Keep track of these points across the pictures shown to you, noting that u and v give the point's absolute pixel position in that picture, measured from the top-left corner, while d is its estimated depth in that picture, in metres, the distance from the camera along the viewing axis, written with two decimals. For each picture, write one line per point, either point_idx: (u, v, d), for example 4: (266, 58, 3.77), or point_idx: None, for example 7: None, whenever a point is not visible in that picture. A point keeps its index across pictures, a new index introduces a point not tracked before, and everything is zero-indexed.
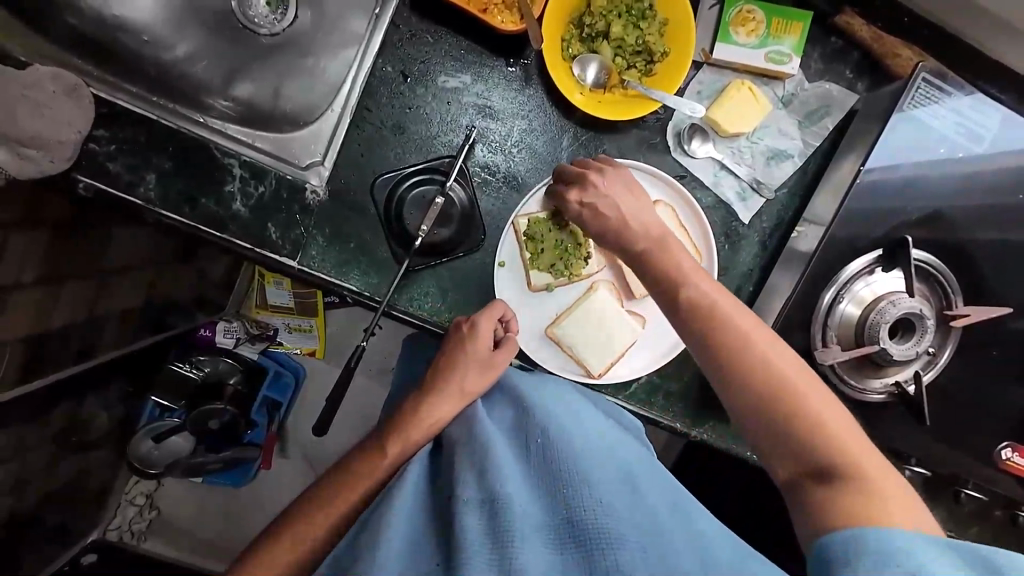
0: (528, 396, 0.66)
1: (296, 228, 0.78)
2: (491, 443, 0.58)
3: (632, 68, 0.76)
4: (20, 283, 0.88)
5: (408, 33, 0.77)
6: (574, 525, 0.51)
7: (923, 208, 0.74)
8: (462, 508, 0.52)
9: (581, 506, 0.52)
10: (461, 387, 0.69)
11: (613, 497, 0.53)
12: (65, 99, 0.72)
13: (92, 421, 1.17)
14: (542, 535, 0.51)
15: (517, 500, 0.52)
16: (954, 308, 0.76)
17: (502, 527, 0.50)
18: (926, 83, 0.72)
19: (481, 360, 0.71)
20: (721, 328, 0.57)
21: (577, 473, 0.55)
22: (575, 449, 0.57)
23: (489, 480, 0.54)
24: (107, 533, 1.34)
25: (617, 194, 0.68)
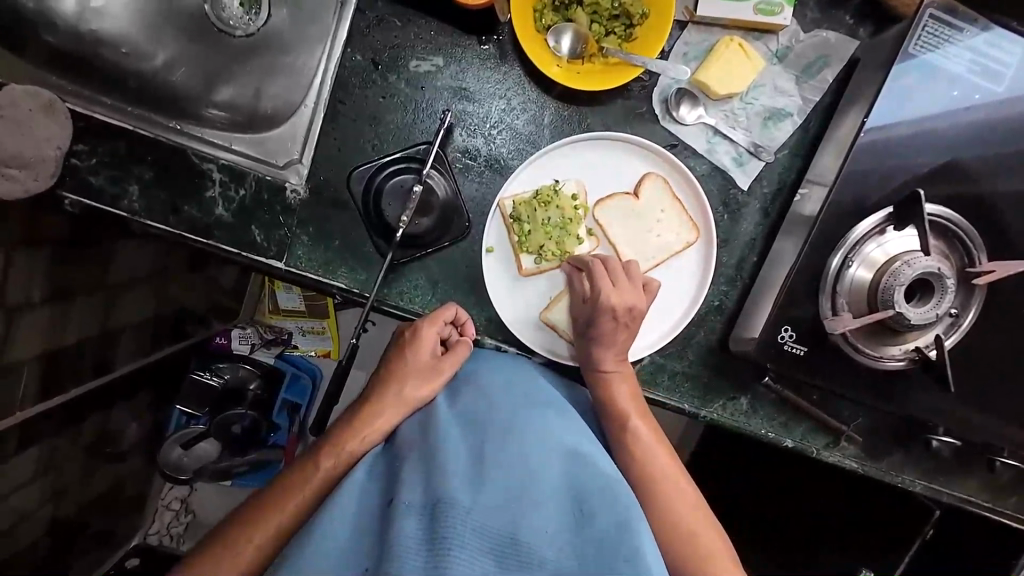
0: (486, 402, 0.64)
1: (280, 229, 0.77)
2: (444, 448, 0.55)
3: (610, 35, 0.72)
4: (29, 303, 0.91)
5: (375, 19, 0.75)
6: (516, 538, 0.48)
7: (937, 159, 0.68)
8: (402, 512, 0.49)
9: (525, 519, 0.49)
10: (404, 397, 0.68)
11: (557, 520, 0.51)
12: (42, 115, 0.72)
13: (121, 432, 1.21)
14: (479, 542, 0.47)
15: (461, 502, 0.48)
16: (978, 265, 0.70)
17: (440, 532, 0.46)
18: (934, 21, 0.65)
19: (426, 366, 0.70)
20: (643, 447, 0.70)
21: (527, 484, 0.52)
22: (529, 460, 0.55)
23: (436, 483, 0.50)
24: (148, 537, 1.37)
25: (626, 290, 0.72)
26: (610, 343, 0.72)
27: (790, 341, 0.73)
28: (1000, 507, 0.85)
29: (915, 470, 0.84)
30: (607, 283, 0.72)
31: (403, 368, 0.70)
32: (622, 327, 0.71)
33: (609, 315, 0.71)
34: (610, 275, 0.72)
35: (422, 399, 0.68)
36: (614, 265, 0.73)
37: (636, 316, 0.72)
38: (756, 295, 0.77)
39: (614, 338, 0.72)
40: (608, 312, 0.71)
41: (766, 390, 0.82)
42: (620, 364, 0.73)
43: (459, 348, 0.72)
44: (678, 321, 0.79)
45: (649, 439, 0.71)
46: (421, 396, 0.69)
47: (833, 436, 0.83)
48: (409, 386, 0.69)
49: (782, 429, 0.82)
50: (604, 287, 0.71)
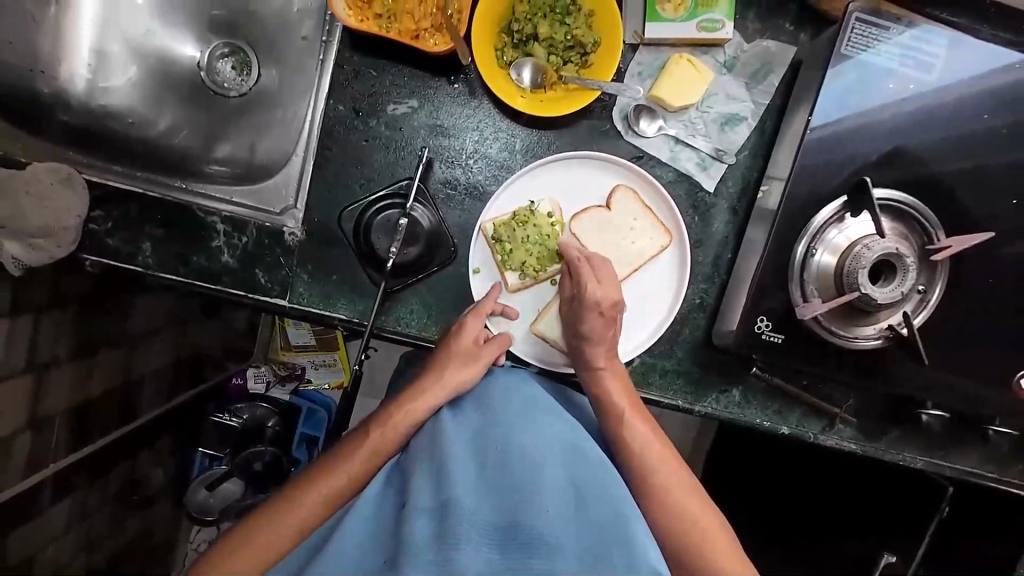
0: (489, 411, 0.68)
1: (282, 270, 0.84)
2: (451, 454, 0.60)
3: (568, 63, 0.78)
4: (57, 359, 0.98)
5: (352, 71, 0.82)
6: (517, 530, 0.52)
7: (883, 147, 0.73)
8: (415, 514, 0.55)
9: (526, 510, 0.54)
10: (446, 382, 0.73)
11: (558, 508, 0.55)
12: (62, 189, 0.79)
13: (148, 476, 1.27)
14: (484, 536, 0.52)
15: (466, 502, 0.54)
16: (937, 242, 0.74)
17: (447, 528, 0.52)
18: (861, 23, 0.71)
19: (466, 355, 0.75)
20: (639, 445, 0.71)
21: (528, 479, 0.57)
22: (530, 458, 0.60)
23: (444, 486, 0.56)
24: None
25: (611, 287, 0.76)
26: (601, 338, 0.75)
27: (768, 331, 0.77)
28: (1003, 476, 0.86)
29: (913, 446, 0.86)
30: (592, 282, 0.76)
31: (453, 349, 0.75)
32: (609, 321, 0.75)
33: (598, 311, 0.75)
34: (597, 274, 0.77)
35: (464, 382, 0.74)
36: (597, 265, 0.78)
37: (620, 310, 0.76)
38: (732, 289, 0.81)
39: (604, 333, 0.75)
40: (597, 308, 0.75)
41: (755, 379, 0.85)
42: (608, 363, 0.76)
43: (497, 339, 0.79)
44: (660, 321, 0.83)
45: (645, 432, 0.72)
46: (463, 381, 0.74)
47: (826, 419, 0.85)
48: (454, 368, 0.74)
49: (776, 416, 0.85)
50: (590, 284, 0.76)
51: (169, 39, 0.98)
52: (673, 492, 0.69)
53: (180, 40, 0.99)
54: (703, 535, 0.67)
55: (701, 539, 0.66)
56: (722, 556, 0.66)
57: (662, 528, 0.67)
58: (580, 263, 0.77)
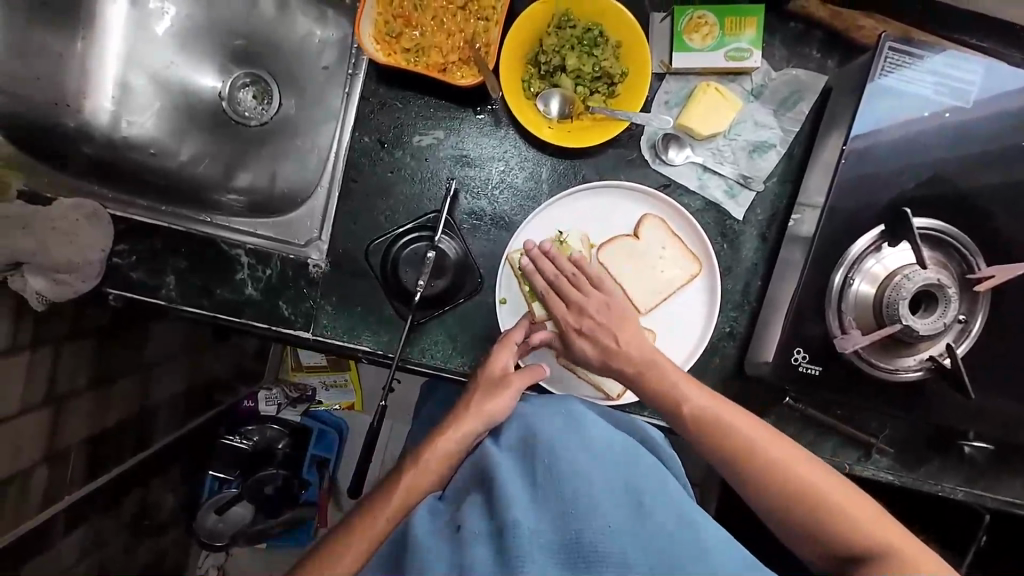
0: (532, 423, 0.66)
1: (306, 302, 0.83)
2: (499, 473, 0.59)
3: (595, 94, 0.78)
4: (75, 390, 0.97)
5: (378, 102, 0.81)
6: (581, 547, 0.52)
7: (918, 175, 0.72)
8: (471, 538, 0.55)
9: (586, 525, 0.53)
10: (482, 409, 0.72)
11: (620, 518, 0.54)
12: (87, 224, 0.79)
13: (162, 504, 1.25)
14: (548, 556, 0.53)
15: (524, 523, 0.53)
16: (977, 271, 0.72)
17: (510, 551, 0.52)
18: (894, 51, 0.70)
19: (495, 384, 0.74)
20: (708, 416, 0.69)
21: (583, 492, 0.55)
22: (582, 469, 0.58)
23: (498, 508, 0.56)
24: None
25: (583, 304, 0.76)
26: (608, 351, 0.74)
27: (804, 363, 0.75)
28: None
29: (954, 476, 0.82)
30: (559, 307, 0.77)
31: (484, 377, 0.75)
32: (604, 327, 0.75)
33: (573, 331, 0.76)
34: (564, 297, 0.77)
35: (498, 411, 0.72)
36: (568, 284, 0.76)
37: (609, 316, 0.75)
38: (764, 318, 0.80)
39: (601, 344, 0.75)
40: (570, 327, 0.76)
41: (789, 409, 0.82)
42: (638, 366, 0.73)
43: (532, 367, 0.77)
44: (690, 353, 0.82)
45: (702, 399, 0.70)
46: (496, 408, 0.72)
47: (863, 449, 0.82)
48: (482, 398, 0.73)
49: (811, 447, 0.82)
50: (557, 309, 0.77)
51: (190, 70, 0.98)
52: (799, 477, 0.66)
53: (202, 71, 0.99)
54: (850, 514, 0.64)
55: (848, 519, 0.63)
56: (880, 530, 0.63)
57: (809, 516, 0.65)
58: (549, 289, 0.77)
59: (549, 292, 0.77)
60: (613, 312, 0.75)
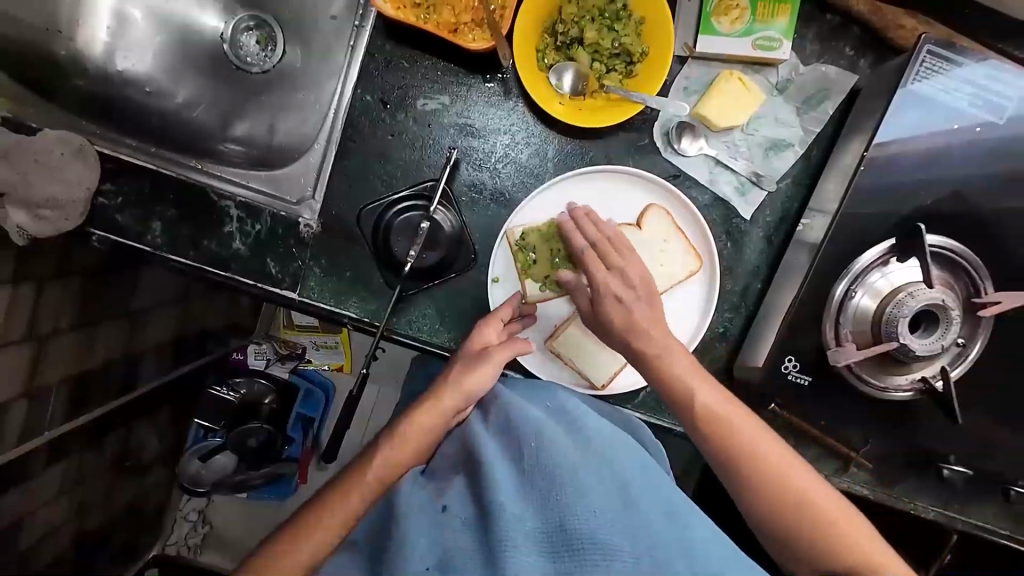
0: (518, 408, 0.65)
1: (294, 262, 0.81)
2: (485, 456, 0.60)
3: (611, 72, 0.74)
4: (58, 330, 0.96)
5: (384, 60, 0.77)
6: (568, 534, 0.52)
7: (937, 190, 0.69)
8: (456, 524, 0.56)
9: (572, 513, 0.53)
10: (462, 384, 0.72)
11: (606, 508, 0.53)
12: (74, 159, 0.76)
13: (142, 447, 1.26)
14: (535, 543, 0.53)
15: (509, 509, 0.53)
16: (983, 295, 0.70)
17: (494, 539, 0.52)
18: (932, 56, 0.66)
19: (472, 356, 0.73)
20: (672, 369, 0.69)
21: (568, 480, 0.55)
22: (568, 457, 0.58)
23: (482, 493, 0.56)
24: (167, 547, 1.40)
25: (625, 267, 0.72)
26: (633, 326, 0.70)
27: (795, 372, 0.74)
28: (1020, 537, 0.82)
29: (929, 496, 0.81)
30: (599, 270, 0.72)
31: (470, 348, 0.74)
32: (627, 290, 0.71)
33: (612, 296, 0.71)
34: (605, 260, 0.72)
35: (476, 385, 0.71)
36: (607, 250, 0.73)
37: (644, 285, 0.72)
38: (760, 323, 0.78)
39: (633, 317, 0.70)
40: (609, 293, 0.71)
41: (772, 416, 0.81)
42: (660, 345, 0.69)
43: (519, 341, 0.75)
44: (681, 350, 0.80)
45: (671, 346, 0.70)
46: (475, 385, 0.72)
47: (841, 462, 0.82)
48: (460, 368, 0.73)
49: None
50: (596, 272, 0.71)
51: (194, 8, 0.94)
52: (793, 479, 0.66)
53: (204, 10, 0.95)
54: (830, 519, 0.65)
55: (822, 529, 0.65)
56: (853, 536, 0.64)
57: (769, 503, 0.66)
58: (588, 251, 0.73)
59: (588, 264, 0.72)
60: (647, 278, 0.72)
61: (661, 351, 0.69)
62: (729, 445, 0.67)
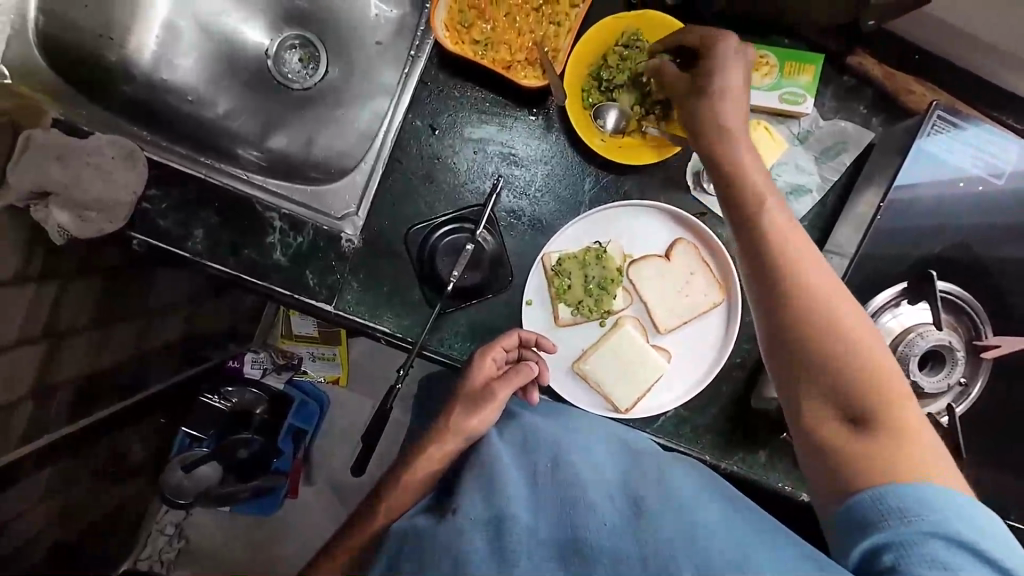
0: (534, 427, 0.69)
1: (332, 275, 0.82)
2: (501, 466, 0.62)
3: (650, 115, 0.79)
4: (76, 328, 0.94)
5: (436, 88, 0.81)
6: (586, 547, 0.54)
7: (944, 240, 0.76)
8: (468, 527, 0.56)
9: (585, 523, 0.55)
10: (465, 425, 0.74)
11: (620, 520, 0.55)
12: (123, 163, 0.78)
13: (127, 454, 1.19)
14: (545, 553, 0.54)
15: (523, 519, 0.56)
16: (984, 339, 0.76)
17: (507, 545, 0.54)
18: (942, 120, 0.73)
19: (472, 397, 0.76)
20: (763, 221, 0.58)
21: (582, 491, 0.58)
22: (582, 473, 0.60)
23: (498, 502, 0.57)
24: (138, 562, 1.36)
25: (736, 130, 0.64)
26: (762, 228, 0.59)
27: None
28: None
29: None
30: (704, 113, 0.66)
31: (472, 391, 0.76)
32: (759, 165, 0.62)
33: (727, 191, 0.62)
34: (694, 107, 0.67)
35: (477, 425, 0.74)
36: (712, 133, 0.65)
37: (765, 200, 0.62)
38: None
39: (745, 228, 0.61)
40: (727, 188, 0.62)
41: (783, 443, 0.86)
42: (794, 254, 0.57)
43: (520, 371, 0.77)
44: (702, 378, 0.84)
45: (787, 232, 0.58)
46: (478, 424, 0.74)
47: None
48: (462, 410, 0.75)
49: (797, 483, 0.86)
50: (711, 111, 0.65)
51: (242, 24, 0.97)
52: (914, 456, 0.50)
53: (251, 26, 0.98)
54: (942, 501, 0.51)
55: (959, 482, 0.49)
56: None
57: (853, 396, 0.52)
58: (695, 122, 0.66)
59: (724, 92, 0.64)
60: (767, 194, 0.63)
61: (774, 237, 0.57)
62: (813, 319, 0.54)
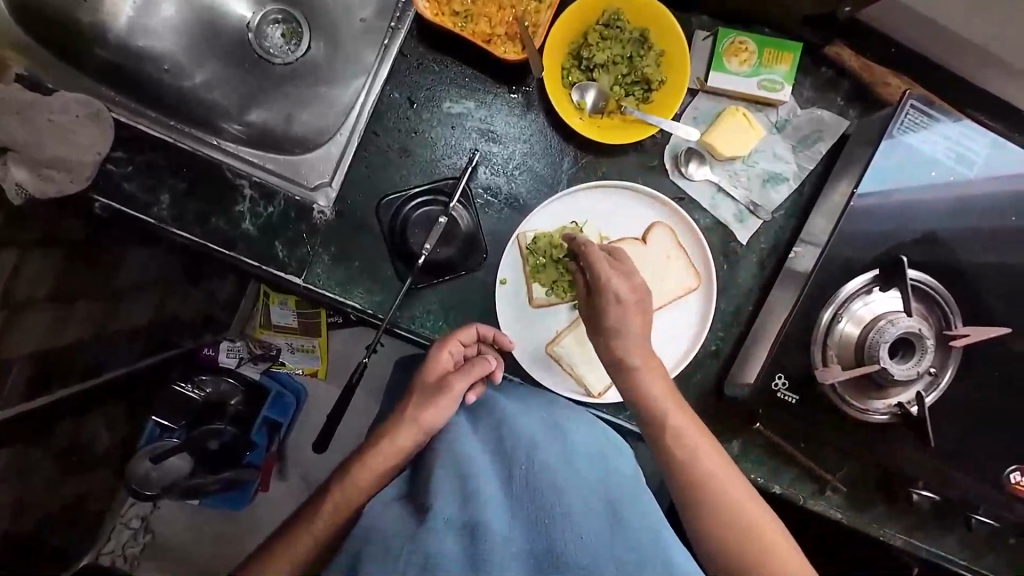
0: (511, 422, 0.71)
1: (303, 247, 0.80)
2: (478, 472, 0.64)
3: (630, 96, 0.79)
4: (32, 300, 0.90)
5: (415, 61, 0.81)
6: (549, 553, 0.60)
7: (917, 230, 0.76)
8: (443, 527, 0.59)
9: (557, 537, 0.61)
10: (421, 416, 0.73)
11: (591, 531, 0.61)
12: (89, 123, 0.75)
13: (91, 442, 1.13)
14: (517, 560, 0.60)
15: (498, 529, 0.60)
16: (954, 328, 0.77)
17: (481, 551, 0.58)
18: (915, 109, 0.74)
19: (428, 387, 0.75)
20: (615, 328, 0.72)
21: (559, 504, 0.63)
22: (557, 481, 0.64)
23: (474, 508, 0.61)
24: (100, 556, 1.26)
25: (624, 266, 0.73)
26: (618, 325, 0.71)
27: (783, 389, 0.78)
28: (975, 566, 0.87)
29: (895, 523, 0.86)
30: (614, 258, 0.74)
31: (430, 382, 0.75)
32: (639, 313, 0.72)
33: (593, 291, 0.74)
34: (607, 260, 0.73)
35: (433, 417, 0.73)
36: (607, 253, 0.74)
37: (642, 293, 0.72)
38: (751, 341, 0.83)
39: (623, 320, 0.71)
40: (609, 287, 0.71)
41: (756, 434, 0.85)
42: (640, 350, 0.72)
43: (476, 365, 0.75)
44: (676, 364, 0.83)
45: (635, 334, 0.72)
46: (434, 417, 0.73)
47: (818, 485, 0.85)
48: (419, 399, 0.74)
49: (770, 475, 0.85)
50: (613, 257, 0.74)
51: None
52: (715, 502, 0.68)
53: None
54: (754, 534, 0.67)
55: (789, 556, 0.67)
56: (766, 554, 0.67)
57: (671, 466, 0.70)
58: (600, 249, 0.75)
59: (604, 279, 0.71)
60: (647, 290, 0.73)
61: (615, 327, 0.71)
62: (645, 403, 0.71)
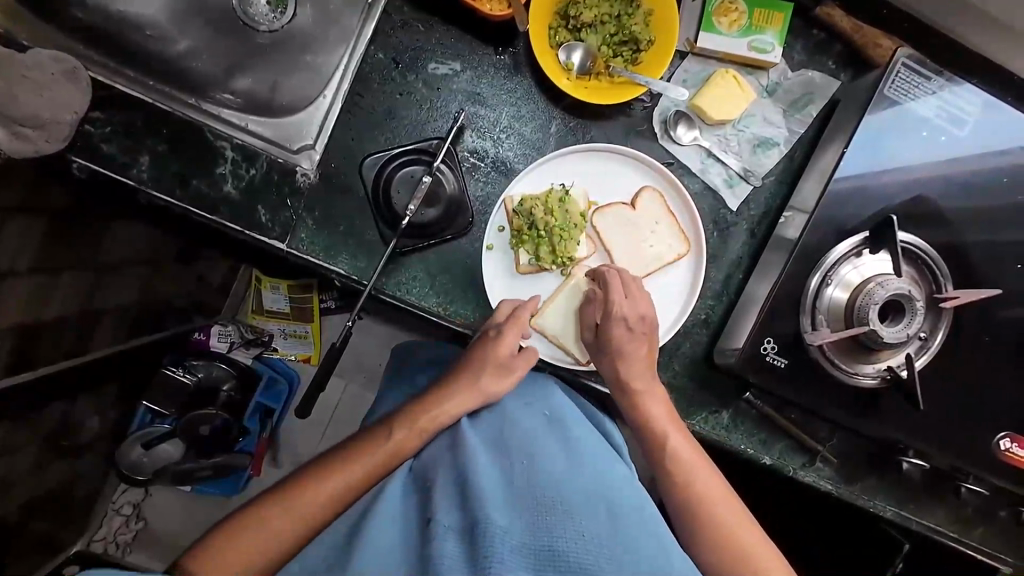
0: (512, 419, 0.68)
1: (286, 211, 0.79)
2: (474, 470, 0.58)
3: (618, 57, 0.78)
4: (14, 271, 0.81)
5: (400, 22, 0.79)
6: (553, 554, 0.51)
7: (909, 192, 0.75)
8: (440, 535, 0.52)
9: (559, 533, 0.52)
10: (479, 392, 0.72)
11: (597, 529, 0.53)
12: (64, 81, 0.74)
13: (80, 428, 1.06)
14: (518, 560, 0.51)
15: (497, 523, 0.52)
16: (943, 291, 0.76)
17: (480, 547, 0.51)
18: (906, 68, 0.73)
19: (498, 364, 0.74)
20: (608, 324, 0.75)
21: (561, 497, 0.55)
22: (557, 476, 0.58)
23: (471, 504, 0.54)
24: (92, 544, 1.22)
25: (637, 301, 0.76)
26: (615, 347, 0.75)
27: (772, 353, 0.77)
28: (965, 538, 0.86)
29: (886, 494, 0.85)
30: (619, 293, 0.76)
31: (498, 360, 0.74)
32: (632, 340, 0.75)
33: (622, 323, 0.74)
34: (627, 288, 0.76)
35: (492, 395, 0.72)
36: (616, 280, 0.76)
37: (642, 324, 0.76)
38: (739, 310, 0.81)
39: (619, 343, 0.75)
40: (617, 318, 0.74)
41: (746, 405, 0.84)
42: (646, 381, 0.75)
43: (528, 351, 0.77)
44: (665, 331, 0.82)
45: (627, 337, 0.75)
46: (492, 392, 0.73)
47: (808, 455, 0.84)
48: (490, 377, 0.73)
49: (760, 445, 0.84)
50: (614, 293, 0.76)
51: None
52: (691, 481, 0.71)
53: None
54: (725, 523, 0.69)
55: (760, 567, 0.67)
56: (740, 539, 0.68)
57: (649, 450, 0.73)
58: (616, 276, 0.77)
59: (617, 301, 0.75)
60: (647, 320, 0.76)
61: (614, 352, 0.75)
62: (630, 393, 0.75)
